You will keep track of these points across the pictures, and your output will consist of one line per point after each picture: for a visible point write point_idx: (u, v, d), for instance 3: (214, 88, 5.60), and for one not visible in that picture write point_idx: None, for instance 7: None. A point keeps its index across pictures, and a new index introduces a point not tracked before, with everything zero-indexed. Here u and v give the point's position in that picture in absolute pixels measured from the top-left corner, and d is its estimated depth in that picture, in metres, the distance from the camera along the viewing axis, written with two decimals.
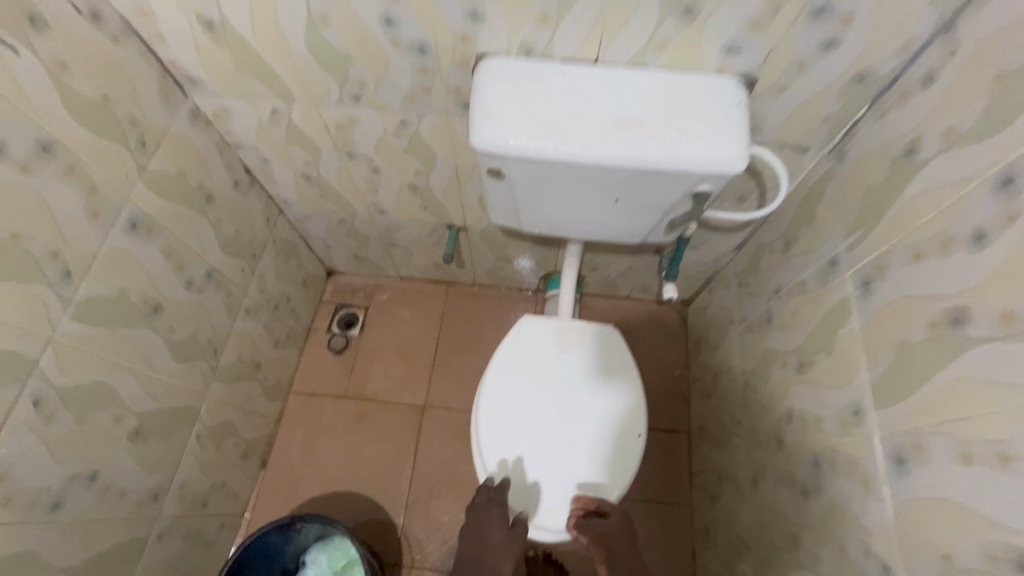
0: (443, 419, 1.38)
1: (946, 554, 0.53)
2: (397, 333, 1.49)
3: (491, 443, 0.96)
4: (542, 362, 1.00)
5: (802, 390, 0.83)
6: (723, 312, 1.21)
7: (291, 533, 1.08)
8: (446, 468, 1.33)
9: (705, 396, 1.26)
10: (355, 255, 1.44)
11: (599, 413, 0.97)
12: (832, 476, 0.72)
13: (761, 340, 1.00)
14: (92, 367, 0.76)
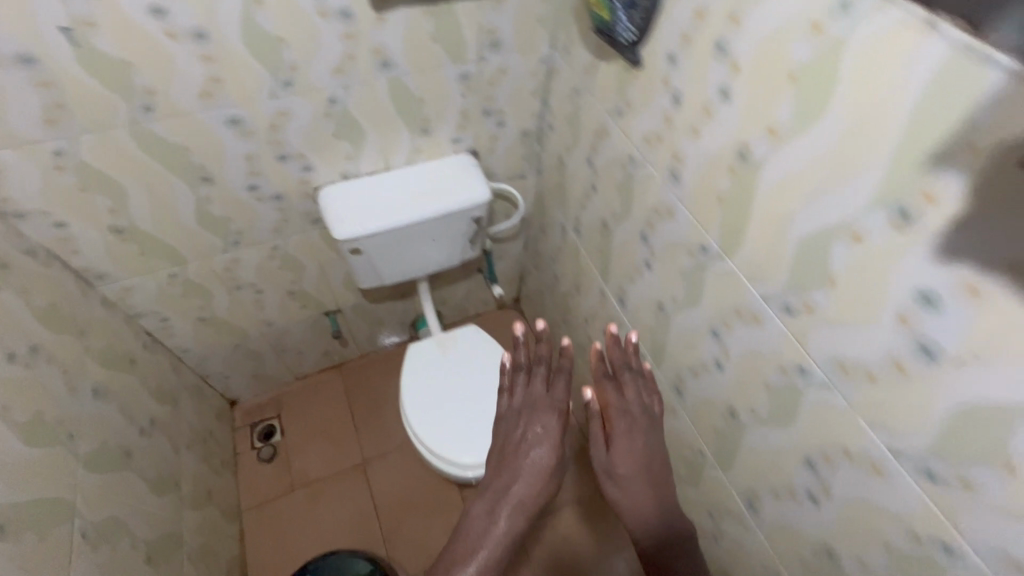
0: (382, 466, 1.66)
1: (650, 330, 1.06)
2: (314, 421, 1.74)
3: (418, 430, 1.30)
4: (446, 359, 1.40)
5: (583, 301, 1.38)
6: (536, 289, 1.76)
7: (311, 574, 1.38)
8: (401, 496, 1.60)
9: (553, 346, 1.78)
10: (253, 374, 1.67)
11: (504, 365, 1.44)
12: (610, 332, 1.26)
13: (558, 290, 1.56)
14: (106, 505, 0.95)
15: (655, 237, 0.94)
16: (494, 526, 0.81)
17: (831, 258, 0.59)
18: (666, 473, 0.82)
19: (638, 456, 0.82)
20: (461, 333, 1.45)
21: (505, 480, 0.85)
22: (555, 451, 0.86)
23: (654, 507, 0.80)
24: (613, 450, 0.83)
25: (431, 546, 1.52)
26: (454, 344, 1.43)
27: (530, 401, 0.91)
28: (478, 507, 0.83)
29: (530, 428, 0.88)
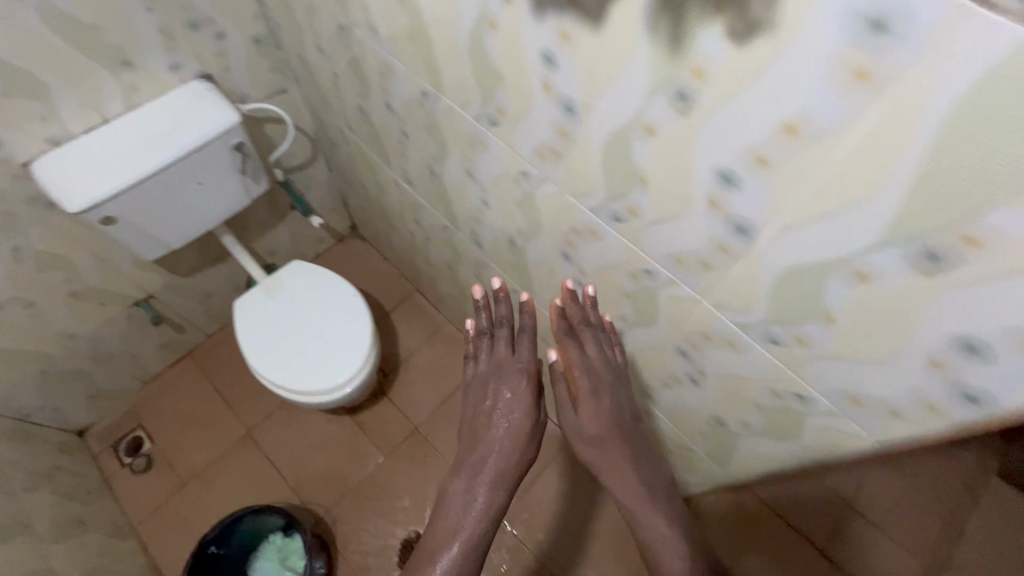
0: (270, 430, 1.63)
1: (438, 199, 1.10)
2: (181, 416, 1.65)
3: (271, 376, 1.30)
4: (278, 303, 1.38)
5: (392, 201, 1.38)
6: (360, 209, 1.72)
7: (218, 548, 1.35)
8: (299, 445, 1.61)
9: (398, 258, 1.79)
10: (87, 395, 1.53)
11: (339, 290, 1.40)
12: (420, 219, 1.28)
13: (373, 201, 1.53)
14: None
15: (396, 102, 0.94)
16: (475, 500, 0.79)
17: (488, 49, 0.65)
18: (636, 430, 0.76)
19: (608, 417, 0.74)
20: (284, 273, 1.43)
21: (480, 452, 0.82)
22: (527, 413, 0.84)
23: (633, 477, 0.73)
24: (583, 415, 0.74)
25: (342, 474, 1.58)
26: (281, 286, 1.41)
27: (495, 368, 0.87)
28: (455, 486, 0.80)
29: (497, 396, 0.85)
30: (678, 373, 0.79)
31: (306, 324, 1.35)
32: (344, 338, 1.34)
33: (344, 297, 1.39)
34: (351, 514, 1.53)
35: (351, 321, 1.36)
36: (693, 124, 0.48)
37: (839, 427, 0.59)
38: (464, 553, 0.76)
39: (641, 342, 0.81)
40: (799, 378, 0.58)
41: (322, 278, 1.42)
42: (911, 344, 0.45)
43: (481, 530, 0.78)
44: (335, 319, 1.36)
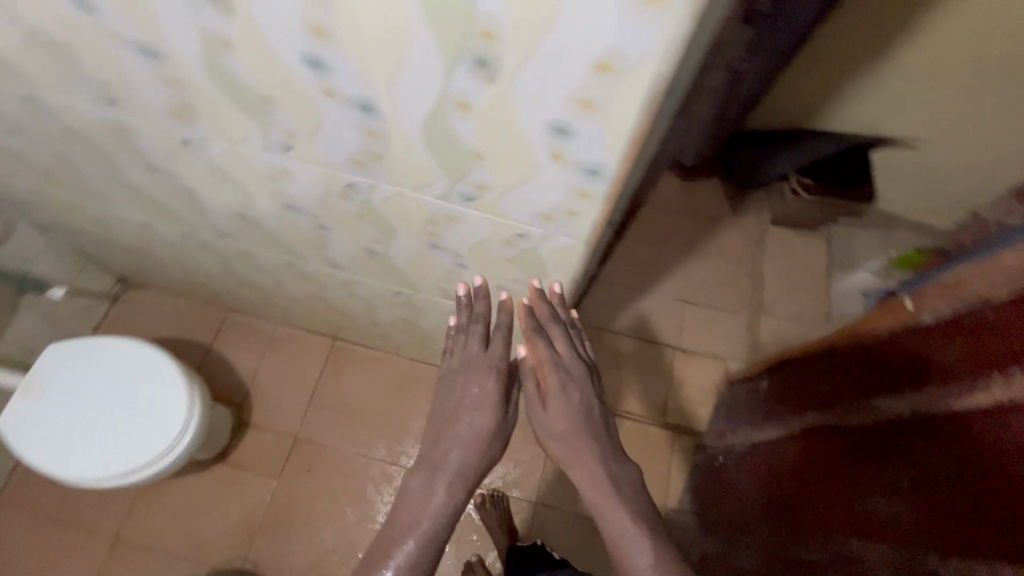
0: (144, 518, 1.46)
1: (153, 206, 0.96)
2: (27, 564, 1.40)
3: (88, 473, 1.15)
4: (54, 398, 1.20)
5: (124, 234, 1.19)
6: (110, 259, 1.47)
7: None
8: (182, 516, 1.47)
9: (190, 290, 1.59)
10: None
11: (121, 350, 1.25)
12: (166, 239, 1.13)
13: (111, 245, 1.32)
14: None
15: (18, 124, 0.78)
16: (433, 497, 0.76)
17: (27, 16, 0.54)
18: (602, 428, 0.79)
19: (573, 414, 0.77)
20: (43, 364, 1.23)
21: (442, 446, 0.79)
22: (492, 412, 0.80)
23: (602, 475, 0.75)
24: (551, 412, 0.77)
25: (242, 517, 1.48)
26: (48, 378, 1.22)
27: (466, 364, 0.81)
28: (413, 480, 0.78)
29: (465, 389, 0.80)
30: (446, 266, 0.82)
31: (105, 402, 1.21)
32: (153, 389, 1.22)
33: (129, 351, 1.25)
34: (273, 545, 1.46)
35: (153, 371, 1.24)
36: (244, 22, 0.44)
37: (558, 246, 0.65)
38: (422, 551, 0.73)
39: (403, 254, 0.82)
40: (507, 221, 0.63)
41: (91, 348, 1.25)
42: (532, 149, 0.48)
43: (441, 523, 0.75)
44: (132, 382, 1.23)
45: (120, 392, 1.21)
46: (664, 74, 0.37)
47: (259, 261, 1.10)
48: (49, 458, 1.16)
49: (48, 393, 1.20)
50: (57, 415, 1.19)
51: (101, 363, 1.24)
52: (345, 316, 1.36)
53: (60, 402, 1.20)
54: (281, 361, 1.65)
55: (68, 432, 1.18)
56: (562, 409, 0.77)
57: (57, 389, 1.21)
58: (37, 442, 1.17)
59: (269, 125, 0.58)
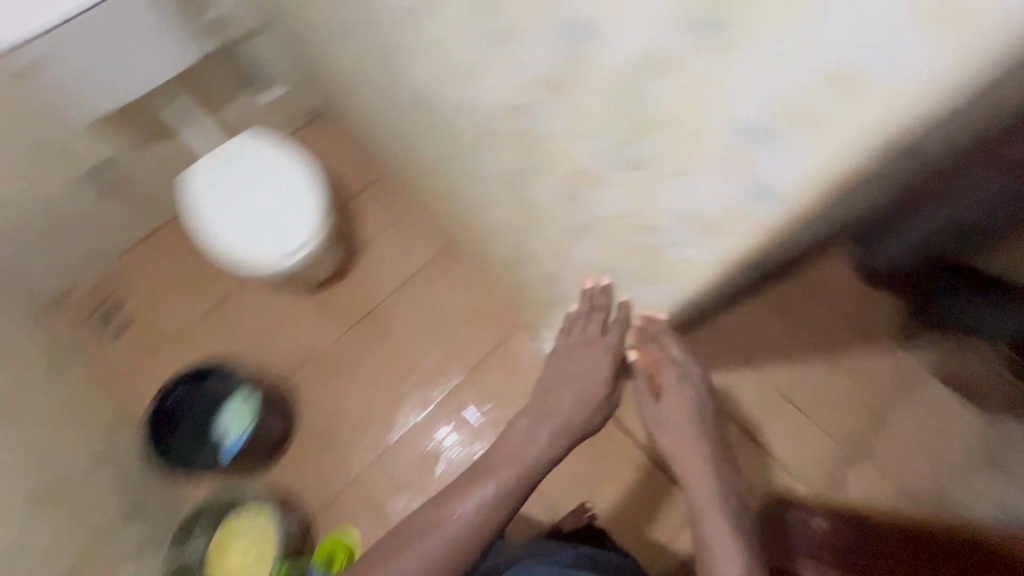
0: (237, 298, 1.68)
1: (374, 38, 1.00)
2: (155, 283, 1.68)
3: (217, 238, 1.40)
4: (230, 167, 1.44)
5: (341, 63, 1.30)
6: (319, 81, 1.63)
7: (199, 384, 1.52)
8: (268, 316, 1.68)
9: (365, 141, 1.74)
10: (60, 260, 1.58)
11: (293, 168, 1.43)
12: (372, 82, 1.22)
13: (327, 70, 1.45)
14: None
15: None
16: (536, 437, 0.92)
17: None
18: (715, 438, 0.96)
19: (686, 413, 0.96)
20: (236, 139, 1.47)
21: (549, 397, 0.95)
22: (601, 384, 0.95)
23: (709, 469, 0.92)
24: (666, 405, 0.97)
25: (305, 343, 1.66)
26: (233, 149, 1.45)
27: (584, 346, 0.95)
28: (521, 423, 0.94)
29: (585, 365, 0.95)
30: (570, 228, 0.82)
31: (266, 205, 1.41)
32: (291, 206, 1.40)
33: (293, 163, 1.44)
34: (313, 381, 1.63)
35: (299, 193, 1.42)
36: None
37: (696, 252, 0.62)
38: (500, 490, 0.87)
39: (539, 197, 0.84)
40: (649, 212, 0.61)
41: (271, 145, 1.46)
42: (716, 145, 0.46)
43: (540, 466, 0.91)
44: (290, 199, 1.41)
45: (280, 201, 1.41)
46: (902, 111, 0.35)
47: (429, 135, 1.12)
48: (212, 228, 1.40)
49: (235, 176, 1.43)
50: (233, 196, 1.42)
51: (277, 171, 1.43)
52: (464, 225, 1.40)
53: (239, 186, 1.42)
54: (400, 237, 1.75)
55: (232, 214, 1.40)
56: (672, 406, 0.97)
57: (241, 175, 1.43)
58: (209, 210, 1.41)
59: (505, 39, 0.61)
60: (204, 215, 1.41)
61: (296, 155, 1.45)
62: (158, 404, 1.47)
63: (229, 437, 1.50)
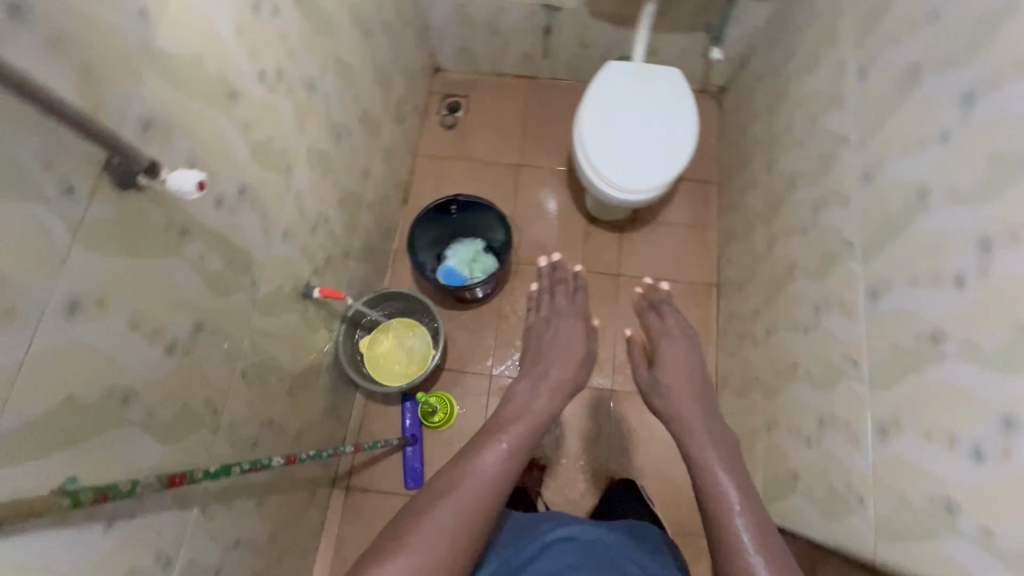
0: (534, 172, 1.82)
1: (879, 102, 0.94)
2: (494, 117, 1.88)
3: (581, 126, 1.41)
4: (639, 85, 1.42)
5: (808, 81, 1.22)
6: (753, 73, 1.56)
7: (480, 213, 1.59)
8: (540, 207, 1.77)
9: (734, 149, 1.66)
10: (462, 47, 1.80)
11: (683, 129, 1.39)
12: (822, 120, 1.13)
13: (780, 73, 1.38)
14: (353, 50, 1.19)
15: None
16: (540, 393, 1.03)
17: None
18: (708, 387, 1.10)
19: (684, 372, 1.10)
20: (663, 69, 1.45)
21: (544, 363, 1.11)
22: (581, 339, 1.18)
23: (705, 421, 1.00)
24: (664, 368, 1.12)
25: (546, 251, 1.72)
26: (653, 74, 1.43)
27: (556, 312, 1.24)
28: (522, 385, 1.05)
29: (565, 322, 1.21)
30: (965, 436, 0.68)
31: (638, 133, 1.38)
32: (655, 156, 1.37)
33: (686, 128, 1.39)
34: (526, 282, 1.67)
35: (668, 153, 1.38)
36: None
37: (977, 476, 0.65)
38: (523, 441, 0.88)
39: (958, 378, 0.70)
40: None
41: (683, 98, 1.42)
42: None
43: (540, 408, 0.99)
44: (660, 148, 1.37)
45: (650, 141, 1.37)
46: None
47: (826, 203, 1.07)
48: (586, 112, 1.41)
49: (639, 92, 1.42)
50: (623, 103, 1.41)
51: (671, 119, 1.39)
52: (761, 282, 1.35)
53: (635, 102, 1.41)
54: (684, 244, 1.70)
55: (609, 116, 1.40)
56: (666, 367, 1.12)
57: (643, 95, 1.41)
58: (596, 98, 1.42)
59: (954, 207, 0.75)
60: (590, 98, 1.42)
61: (693, 124, 1.40)
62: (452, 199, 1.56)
63: (447, 263, 1.60)
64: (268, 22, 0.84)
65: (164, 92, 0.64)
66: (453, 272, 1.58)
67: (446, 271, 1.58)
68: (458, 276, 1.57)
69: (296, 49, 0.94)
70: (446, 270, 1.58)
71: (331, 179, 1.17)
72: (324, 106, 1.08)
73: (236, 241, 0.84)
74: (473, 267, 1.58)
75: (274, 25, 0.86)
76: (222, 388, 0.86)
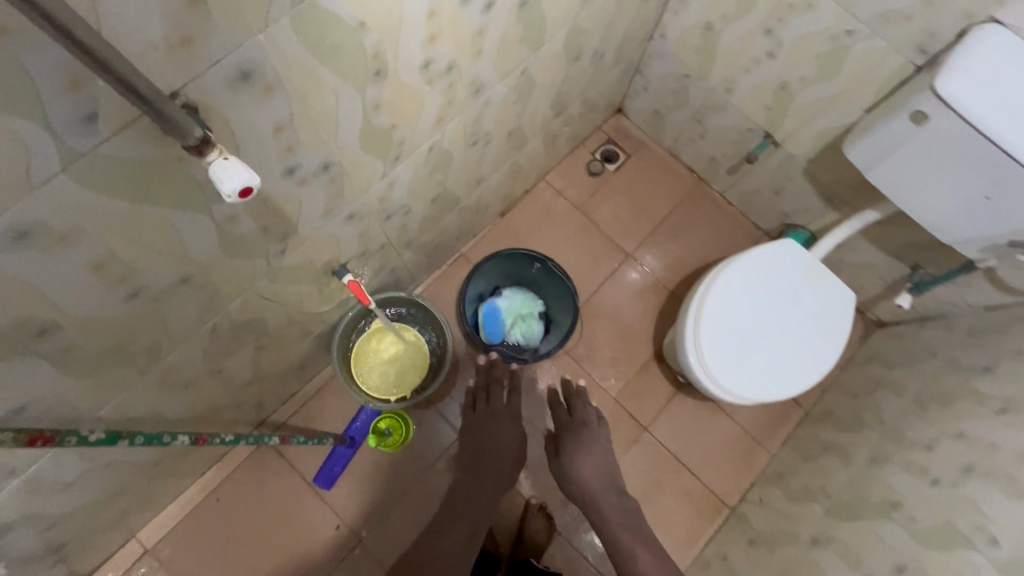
0: (639, 271, 1.61)
1: None
2: (639, 193, 1.68)
3: (712, 285, 1.17)
4: (803, 284, 1.18)
5: (986, 422, 0.96)
6: (926, 343, 1.28)
7: (557, 282, 1.42)
8: (620, 308, 1.57)
9: (848, 394, 1.40)
10: (657, 110, 1.59)
11: (816, 358, 1.16)
12: (974, 485, 0.88)
13: (958, 378, 1.10)
14: (546, 69, 1.01)
15: None
16: (481, 491, 1.20)
17: None
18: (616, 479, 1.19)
19: (602, 469, 1.19)
20: (839, 284, 1.20)
21: (479, 464, 1.22)
22: (514, 432, 1.25)
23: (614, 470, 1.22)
24: (584, 463, 1.19)
25: (596, 354, 1.53)
26: (826, 284, 1.19)
27: (489, 412, 1.27)
28: (465, 483, 1.21)
29: (495, 418, 1.26)
30: None
31: (769, 337, 1.15)
32: (766, 367, 1.14)
33: (818, 362, 1.16)
34: (556, 369, 1.50)
35: (781, 374, 1.14)
36: None
37: None
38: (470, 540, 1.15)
39: None
40: None
41: (838, 330, 1.17)
42: None
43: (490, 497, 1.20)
44: (778, 366, 1.14)
45: (772, 355, 1.14)
46: None
47: None
48: (726, 276, 1.17)
49: (793, 290, 1.18)
50: (770, 294, 1.17)
51: (809, 341, 1.16)
52: (778, 564, 1.12)
53: (784, 299, 1.17)
54: (729, 445, 1.48)
55: (748, 298, 1.17)
56: (584, 461, 1.19)
57: (795, 297, 1.17)
58: (746, 265, 1.18)
59: None
60: (740, 262, 1.18)
61: (827, 362, 1.16)
62: (539, 255, 1.39)
63: (495, 300, 1.42)
64: (470, 16, 0.68)
65: (289, 49, 0.49)
66: (493, 317, 1.40)
67: (489, 309, 1.40)
68: (497, 325, 1.40)
69: (483, 50, 0.78)
70: (490, 308, 1.40)
71: (436, 179, 1.01)
72: (478, 113, 0.93)
73: (287, 211, 0.70)
74: (517, 324, 1.42)
75: (474, 21, 0.70)
76: (179, 336, 0.74)
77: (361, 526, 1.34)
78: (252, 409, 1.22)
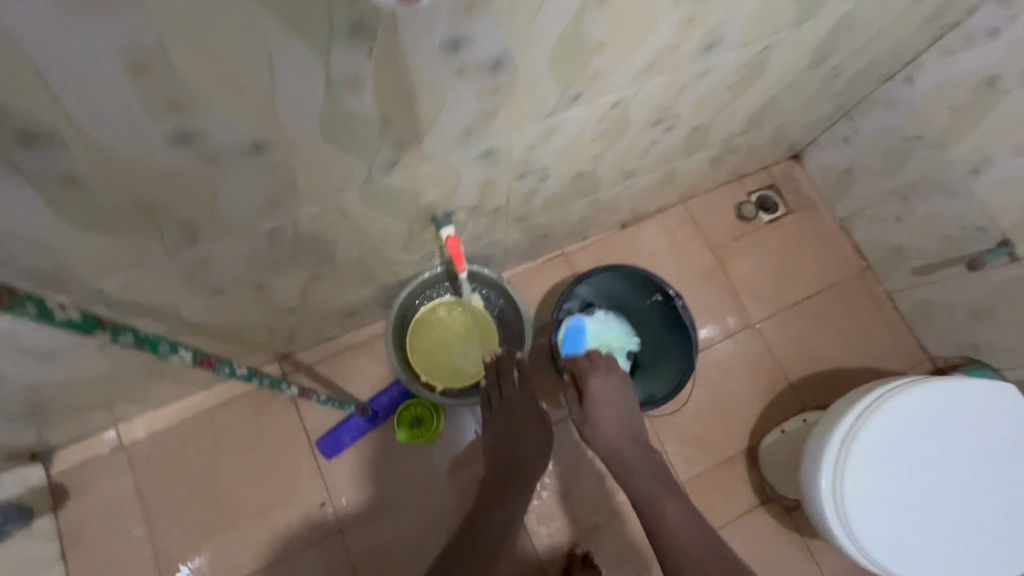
0: (760, 346, 1.32)
1: None
2: (790, 257, 1.38)
3: (883, 412, 0.86)
4: (1003, 450, 0.87)
5: None
6: None
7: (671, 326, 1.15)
8: (725, 380, 1.29)
9: None
10: (849, 169, 1.30)
11: (1000, 552, 0.85)
12: None
13: None
14: (785, 59, 0.76)
15: None
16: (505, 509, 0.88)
17: None
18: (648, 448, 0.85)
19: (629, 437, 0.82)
20: None
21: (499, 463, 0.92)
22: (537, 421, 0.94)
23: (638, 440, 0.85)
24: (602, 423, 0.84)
25: (684, 427, 1.25)
26: None
27: (508, 404, 0.95)
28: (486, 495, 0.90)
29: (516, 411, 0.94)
30: None
31: (940, 501, 0.85)
32: (924, 545, 0.84)
33: (998, 559, 0.85)
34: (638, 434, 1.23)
35: (942, 554, 0.84)
36: None
37: None
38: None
39: None
40: None
41: None
42: None
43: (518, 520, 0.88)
44: (944, 549, 0.84)
45: (940, 532, 0.85)
46: None
47: None
48: (904, 405, 0.86)
49: (988, 451, 0.87)
50: (957, 450, 0.87)
51: (994, 527, 0.85)
52: None
53: (972, 460, 0.86)
54: None
55: (923, 444, 0.86)
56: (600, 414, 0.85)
57: (988, 463, 0.87)
58: (934, 400, 0.87)
59: None
60: (925, 391, 0.87)
61: (1012, 566, 0.85)
62: (663, 287, 1.14)
63: (586, 318, 1.17)
64: None
65: None
66: (576, 337, 1.15)
67: (575, 325, 1.15)
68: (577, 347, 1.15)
69: None
70: (576, 325, 1.15)
71: (596, 150, 0.78)
72: (687, 83, 0.70)
73: (424, 109, 0.49)
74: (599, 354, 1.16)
75: None
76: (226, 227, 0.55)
77: (348, 514, 1.13)
78: (281, 339, 1.04)
